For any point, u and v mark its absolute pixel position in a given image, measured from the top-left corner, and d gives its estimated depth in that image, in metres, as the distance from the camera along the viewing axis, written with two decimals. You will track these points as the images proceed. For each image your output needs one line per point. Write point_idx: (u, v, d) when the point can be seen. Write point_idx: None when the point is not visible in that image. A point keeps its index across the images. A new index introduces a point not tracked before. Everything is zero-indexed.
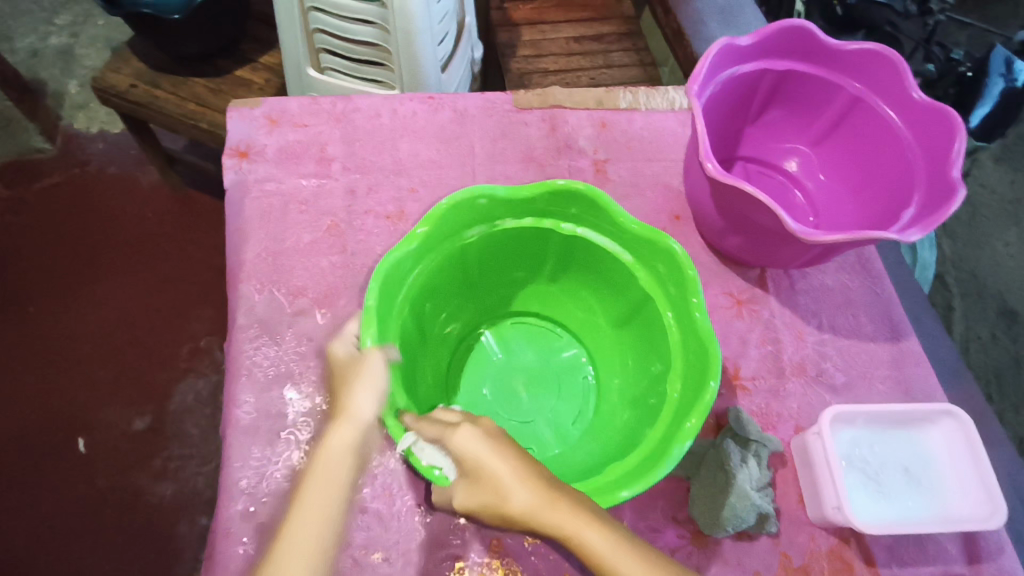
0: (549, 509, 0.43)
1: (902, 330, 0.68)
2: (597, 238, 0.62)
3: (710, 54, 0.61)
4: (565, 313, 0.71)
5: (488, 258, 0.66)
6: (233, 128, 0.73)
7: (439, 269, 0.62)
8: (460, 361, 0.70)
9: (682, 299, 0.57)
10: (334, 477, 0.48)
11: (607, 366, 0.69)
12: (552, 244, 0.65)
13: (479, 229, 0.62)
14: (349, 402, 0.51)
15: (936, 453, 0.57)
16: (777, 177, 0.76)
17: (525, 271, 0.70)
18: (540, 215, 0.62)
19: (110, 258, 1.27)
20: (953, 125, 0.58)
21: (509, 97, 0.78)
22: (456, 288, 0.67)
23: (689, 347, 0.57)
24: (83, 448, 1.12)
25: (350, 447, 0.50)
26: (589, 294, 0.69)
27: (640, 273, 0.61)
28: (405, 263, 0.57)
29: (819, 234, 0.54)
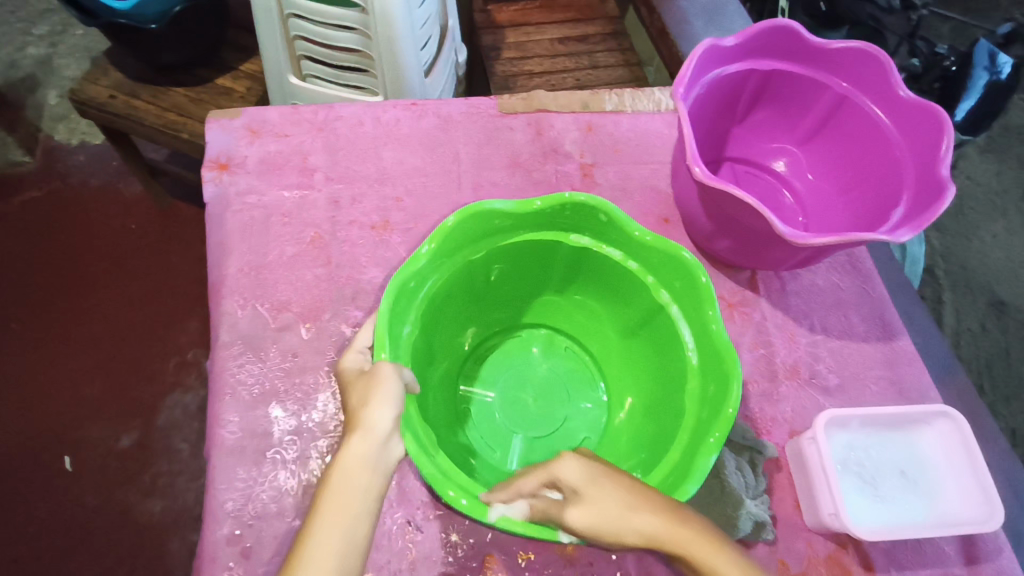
0: (678, 532, 0.41)
1: (894, 329, 0.67)
2: (681, 322, 0.59)
3: (696, 55, 0.60)
4: (611, 370, 0.69)
5: (579, 270, 0.66)
6: (211, 140, 0.71)
7: (522, 251, 0.64)
8: (500, 340, 0.72)
9: (710, 415, 0.52)
10: (352, 501, 0.44)
11: (618, 379, 0.68)
12: (640, 299, 0.63)
13: (584, 239, 0.62)
14: (361, 414, 0.47)
15: (932, 455, 0.57)
16: (766, 177, 0.75)
17: (605, 308, 0.68)
18: (647, 268, 0.61)
19: (93, 272, 1.25)
20: (940, 123, 0.57)
21: (493, 101, 0.77)
22: (536, 278, 0.68)
23: (684, 457, 0.52)
24: (69, 465, 1.10)
25: (364, 465, 0.45)
26: (642, 368, 0.66)
27: (694, 374, 0.57)
28: (501, 219, 0.59)
29: (809, 236, 0.53)
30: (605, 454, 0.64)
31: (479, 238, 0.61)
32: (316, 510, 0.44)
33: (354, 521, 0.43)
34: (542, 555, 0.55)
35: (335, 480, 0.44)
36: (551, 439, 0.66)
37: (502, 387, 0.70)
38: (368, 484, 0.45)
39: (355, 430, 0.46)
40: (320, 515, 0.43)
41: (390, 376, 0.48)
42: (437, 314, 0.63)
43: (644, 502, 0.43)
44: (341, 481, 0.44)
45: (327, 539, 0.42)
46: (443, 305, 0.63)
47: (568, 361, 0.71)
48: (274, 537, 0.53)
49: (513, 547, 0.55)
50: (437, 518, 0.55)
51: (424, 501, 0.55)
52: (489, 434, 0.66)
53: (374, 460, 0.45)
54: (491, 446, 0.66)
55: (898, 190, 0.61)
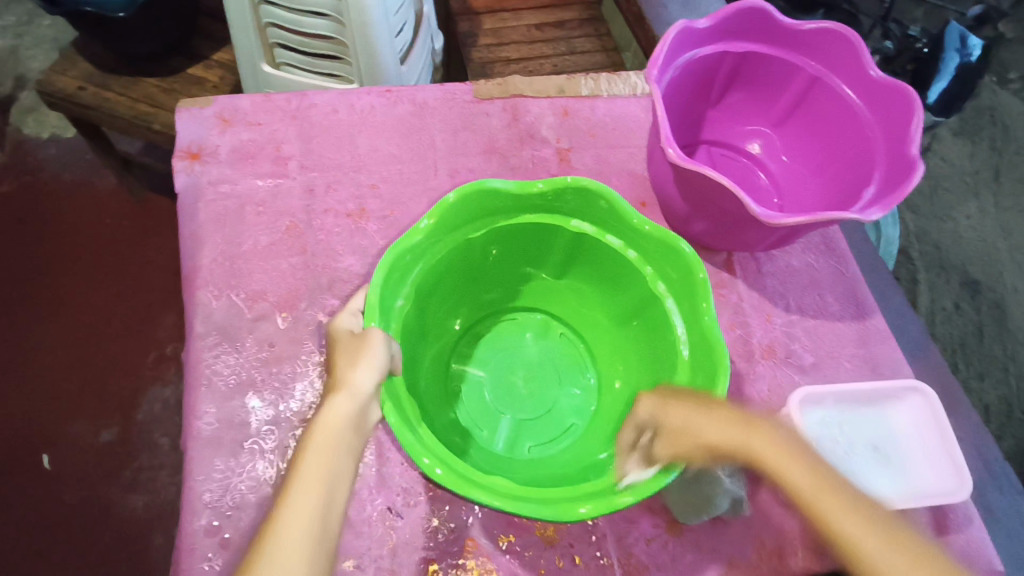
0: (754, 442, 0.49)
1: (867, 308, 0.69)
2: (676, 315, 0.59)
3: (669, 37, 0.60)
4: (604, 357, 0.70)
5: (578, 256, 0.66)
6: (182, 129, 0.70)
7: (520, 232, 0.64)
8: (495, 322, 0.72)
9: (700, 401, 0.53)
10: (333, 457, 0.45)
11: (607, 366, 0.69)
12: (633, 286, 0.64)
13: (585, 226, 0.62)
14: (344, 375, 0.48)
15: (905, 431, 0.58)
16: (740, 159, 0.75)
17: (601, 296, 0.68)
18: (646, 258, 0.61)
19: (68, 267, 1.23)
20: (911, 104, 0.58)
21: (468, 87, 0.76)
22: (534, 260, 0.68)
23: (671, 443, 0.52)
24: (48, 463, 1.08)
25: (346, 424, 0.47)
26: (633, 357, 0.66)
27: (684, 365, 0.57)
28: (503, 199, 0.59)
29: (781, 216, 0.54)
30: (592, 437, 0.65)
31: (478, 218, 0.61)
32: (298, 464, 0.45)
33: (334, 475, 0.44)
34: (523, 538, 0.55)
35: (319, 437, 0.46)
36: (540, 422, 0.67)
37: (493, 365, 0.70)
38: (348, 442, 0.46)
39: (338, 390, 0.48)
40: (301, 469, 0.44)
41: (377, 342, 0.49)
42: (430, 293, 0.63)
43: (722, 424, 0.50)
44: (324, 436, 0.46)
45: (310, 490, 0.43)
46: (434, 288, 0.63)
47: (560, 345, 0.71)
48: (253, 528, 0.53)
49: (494, 531, 0.55)
50: (417, 504, 0.55)
51: (406, 488, 0.56)
52: (480, 415, 0.67)
53: (353, 420, 0.47)
54: (479, 425, 0.66)
55: (871, 169, 0.62)
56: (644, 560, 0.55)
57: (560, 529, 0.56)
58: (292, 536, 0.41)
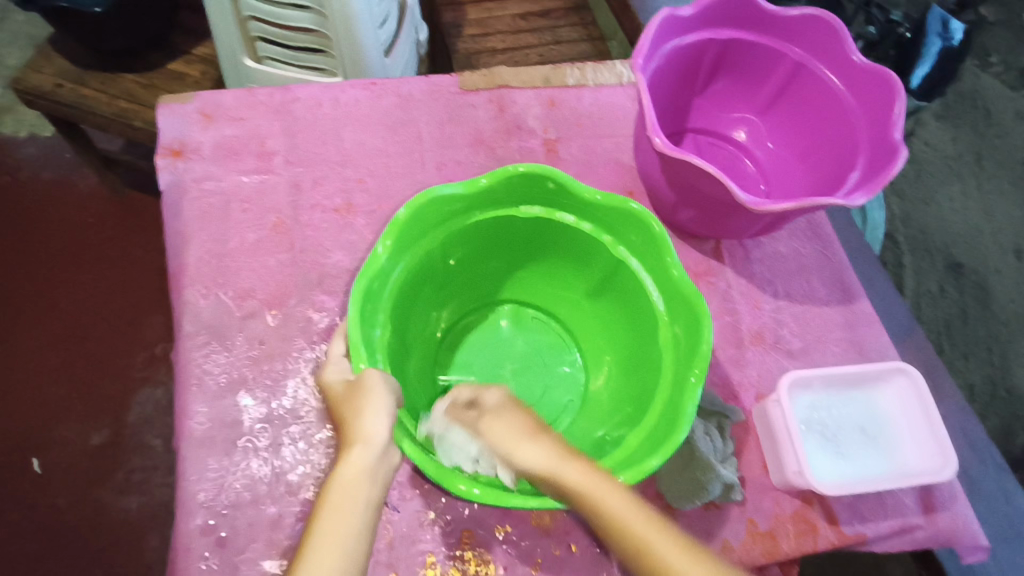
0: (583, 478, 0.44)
1: (853, 292, 0.69)
2: (644, 274, 0.61)
3: (653, 25, 0.60)
4: (586, 334, 0.70)
5: (539, 241, 0.67)
6: (164, 126, 0.69)
7: (491, 226, 0.64)
8: (472, 322, 0.72)
9: (687, 354, 0.55)
10: (353, 515, 0.43)
11: (596, 348, 0.69)
12: (601, 261, 0.65)
13: (536, 209, 0.63)
14: (353, 429, 0.47)
15: (889, 408, 0.59)
16: (726, 147, 0.75)
17: (570, 273, 0.69)
18: (603, 227, 0.62)
19: (50, 269, 1.21)
20: (892, 85, 0.59)
21: (454, 79, 0.76)
22: (498, 253, 0.68)
23: (670, 399, 0.54)
24: (38, 467, 1.07)
25: (359, 479, 0.45)
26: (617, 331, 0.67)
27: (664, 322, 0.59)
28: (453, 202, 0.59)
29: (768, 203, 0.54)
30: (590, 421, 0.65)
31: (448, 217, 0.61)
32: (316, 525, 0.44)
33: (354, 533, 0.43)
34: (519, 528, 0.55)
35: (334, 494, 0.44)
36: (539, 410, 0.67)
37: (481, 365, 0.70)
38: (367, 496, 0.45)
39: (354, 442, 0.46)
40: (318, 532, 0.43)
41: (381, 384, 0.48)
42: (411, 296, 0.63)
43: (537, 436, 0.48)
44: (338, 494, 0.44)
45: (328, 551, 0.42)
46: (414, 290, 0.63)
47: (545, 333, 0.72)
48: (249, 526, 0.53)
49: (490, 521, 0.55)
50: (412, 498, 0.55)
51: (400, 482, 0.56)
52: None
53: (367, 474, 0.45)
54: None
55: (855, 152, 0.62)
56: None
57: (556, 519, 0.56)
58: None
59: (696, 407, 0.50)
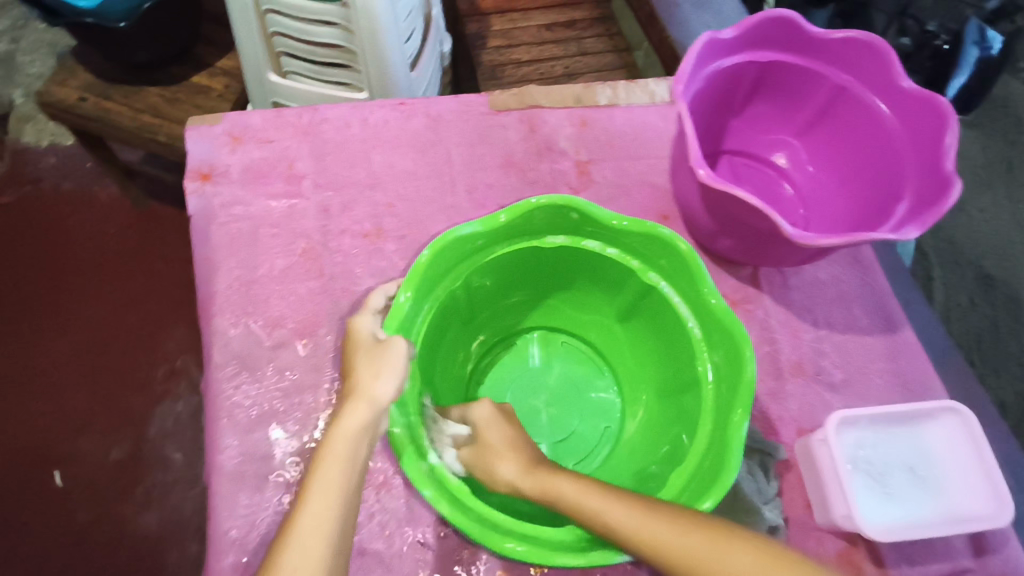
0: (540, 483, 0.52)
1: (896, 321, 0.67)
2: (676, 300, 0.59)
3: (695, 49, 0.58)
4: (617, 357, 0.69)
5: (566, 268, 0.65)
6: (192, 149, 0.68)
7: (521, 259, 0.63)
8: (501, 351, 0.71)
9: (731, 387, 0.54)
10: (347, 467, 0.46)
11: (628, 376, 0.69)
12: (633, 291, 0.64)
13: (562, 238, 0.61)
14: (364, 382, 0.49)
15: (938, 448, 0.57)
16: (764, 169, 0.74)
17: (598, 296, 0.68)
18: (630, 253, 0.61)
19: (72, 280, 1.21)
20: (942, 113, 0.56)
21: (484, 98, 0.74)
22: (524, 282, 0.67)
23: (716, 436, 0.53)
24: (60, 481, 1.07)
25: (362, 428, 0.48)
26: (649, 356, 0.66)
27: (701, 350, 0.58)
28: (476, 239, 0.58)
29: (816, 237, 0.52)
30: (628, 454, 0.64)
31: (478, 251, 0.60)
32: (313, 471, 0.46)
33: (348, 487, 0.45)
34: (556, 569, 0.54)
35: (330, 449, 0.46)
36: (574, 441, 0.66)
37: (511, 396, 0.69)
38: (359, 453, 0.47)
39: (358, 397, 0.49)
40: (314, 479, 0.45)
41: (401, 349, 0.50)
42: (441, 330, 0.62)
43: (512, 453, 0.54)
44: (338, 444, 0.46)
45: (325, 496, 0.44)
46: (444, 324, 0.62)
47: (575, 361, 0.71)
48: None
49: (526, 562, 0.54)
50: (446, 537, 0.54)
51: (434, 519, 0.55)
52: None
53: (369, 428, 0.48)
54: None
55: (902, 181, 0.60)
56: None
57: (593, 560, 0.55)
58: (309, 542, 0.42)
59: (743, 444, 0.49)
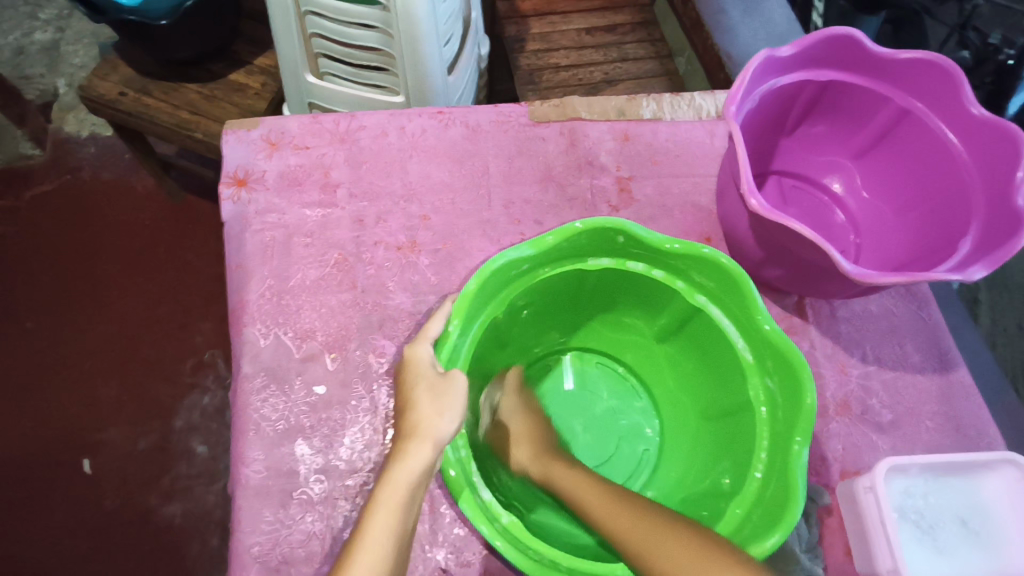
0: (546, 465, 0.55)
1: (951, 361, 0.64)
2: (725, 323, 0.57)
3: (751, 68, 0.55)
4: (656, 378, 0.68)
5: (606, 289, 0.63)
6: (229, 154, 0.68)
7: (559, 281, 0.61)
8: (536, 372, 0.69)
9: (788, 416, 0.51)
10: (402, 515, 0.45)
11: (668, 399, 0.67)
12: (675, 312, 0.61)
13: (605, 260, 0.59)
14: (427, 422, 0.48)
15: (996, 501, 0.53)
16: (816, 194, 0.71)
17: (638, 317, 0.66)
18: (676, 275, 0.58)
19: (108, 269, 1.23)
20: (1016, 139, 0.52)
21: (524, 109, 0.72)
22: (564, 303, 0.65)
23: (774, 468, 0.51)
24: (89, 468, 1.09)
25: (423, 471, 0.47)
26: (693, 380, 0.64)
27: (753, 377, 0.55)
28: (522, 263, 0.56)
29: (875, 275, 0.49)
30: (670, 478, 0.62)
31: (516, 275, 0.58)
32: (368, 514, 0.45)
33: (400, 537, 0.45)
34: None
35: (385, 495, 0.45)
36: (612, 463, 0.64)
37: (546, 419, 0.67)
38: (413, 500, 0.46)
39: (420, 438, 0.48)
40: (370, 524, 0.44)
41: (464, 390, 0.49)
42: (481, 354, 0.61)
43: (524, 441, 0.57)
44: (397, 487, 0.46)
45: (381, 543, 0.43)
46: (483, 347, 0.60)
47: (611, 381, 0.69)
48: None
49: None
50: (471, 565, 0.53)
51: (459, 546, 0.53)
52: None
53: (428, 470, 0.47)
54: None
55: (970, 211, 0.56)
56: None
57: None
58: None
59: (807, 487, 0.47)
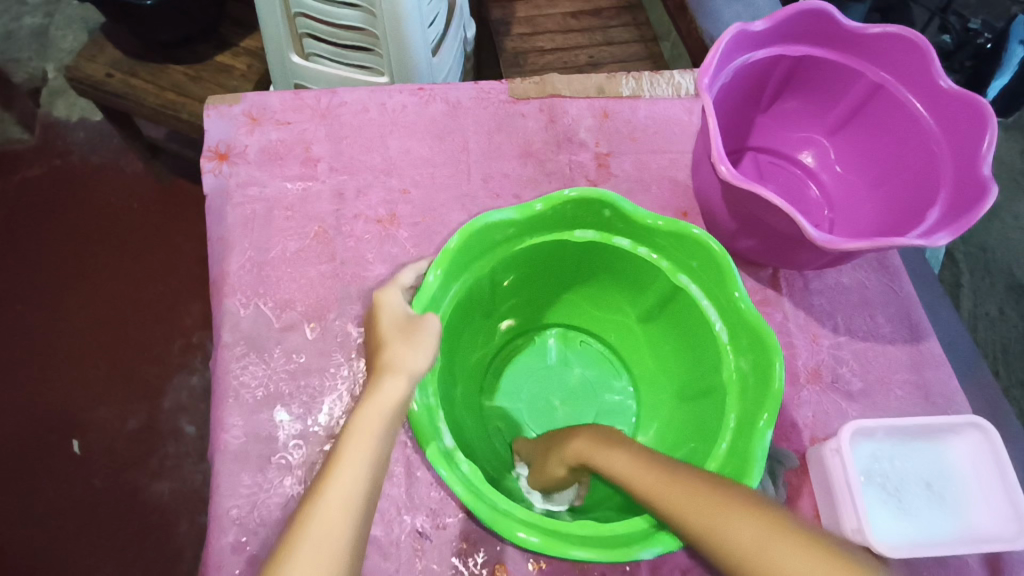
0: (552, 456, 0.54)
1: (921, 331, 0.65)
2: (703, 302, 0.58)
3: (723, 41, 0.56)
4: (635, 356, 0.69)
5: (590, 264, 0.64)
6: (211, 129, 0.68)
7: (542, 252, 0.62)
8: (520, 344, 0.71)
9: (758, 392, 0.52)
10: (377, 441, 0.44)
11: (645, 377, 0.68)
12: (657, 288, 0.62)
13: (591, 234, 0.60)
14: (401, 357, 0.49)
15: (959, 464, 0.55)
16: (791, 169, 0.72)
17: (621, 294, 0.67)
18: (659, 252, 0.59)
19: (96, 252, 1.23)
20: (982, 112, 0.54)
21: (504, 86, 0.73)
22: (547, 276, 0.66)
23: (740, 443, 0.52)
24: (77, 448, 1.10)
25: (399, 402, 0.47)
26: (669, 360, 0.65)
27: (727, 354, 0.56)
28: (508, 227, 0.57)
29: (841, 241, 0.50)
30: None
31: (499, 242, 0.59)
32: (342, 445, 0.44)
33: (377, 464, 0.43)
34: (554, 565, 0.54)
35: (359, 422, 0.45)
36: None
37: (525, 393, 0.69)
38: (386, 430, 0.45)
39: (393, 371, 0.48)
40: (348, 449, 0.43)
41: (435, 328, 0.51)
42: (461, 321, 0.62)
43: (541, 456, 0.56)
44: (375, 413, 0.45)
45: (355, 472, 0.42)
46: (464, 314, 0.61)
47: (592, 357, 0.71)
48: (281, 545, 0.52)
49: (524, 556, 0.54)
50: (446, 527, 0.54)
51: (435, 510, 0.54)
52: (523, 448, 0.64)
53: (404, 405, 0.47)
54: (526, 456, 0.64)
55: (936, 184, 0.58)
56: None
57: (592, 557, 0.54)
58: (331, 518, 0.40)
59: (767, 452, 0.49)
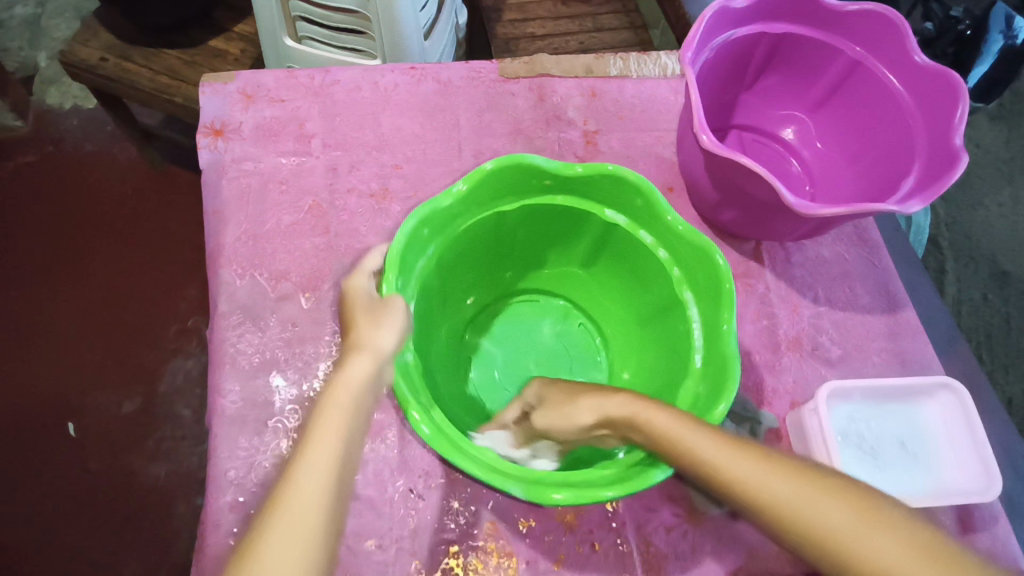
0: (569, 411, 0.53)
1: (898, 301, 0.67)
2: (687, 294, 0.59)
3: (705, 17, 0.58)
4: (618, 338, 0.70)
5: (586, 235, 0.66)
6: (205, 105, 0.69)
7: (541, 215, 0.64)
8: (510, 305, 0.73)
9: (714, 379, 0.52)
10: (347, 424, 0.44)
11: (623, 358, 0.69)
12: (648, 270, 0.63)
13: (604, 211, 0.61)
14: (365, 336, 0.49)
15: (932, 424, 0.57)
16: (772, 145, 0.74)
17: (614, 271, 0.69)
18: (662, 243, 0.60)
19: (91, 238, 1.24)
20: (957, 90, 0.55)
21: (494, 66, 0.75)
22: (543, 241, 0.68)
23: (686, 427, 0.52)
24: (73, 431, 1.11)
25: (367, 380, 0.47)
26: (649, 343, 0.67)
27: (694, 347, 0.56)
28: (515, 179, 0.59)
29: (818, 207, 0.52)
30: None
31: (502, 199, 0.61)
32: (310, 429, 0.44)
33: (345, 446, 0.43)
34: (543, 523, 0.56)
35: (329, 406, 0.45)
36: None
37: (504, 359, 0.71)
38: (358, 414, 0.45)
39: (360, 350, 0.48)
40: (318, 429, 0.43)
41: (400, 308, 0.51)
42: (451, 270, 0.64)
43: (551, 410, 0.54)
44: (342, 395, 0.45)
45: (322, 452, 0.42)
46: (454, 266, 0.64)
47: (577, 331, 0.73)
48: None
49: (514, 515, 0.56)
50: (438, 487, 0.56)
51: (427, 470, 0.56)
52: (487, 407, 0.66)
53: (373, 382, 0.47)
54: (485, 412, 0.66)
55: (911, 158, 0.60)
56: (664, 547, 0.56)
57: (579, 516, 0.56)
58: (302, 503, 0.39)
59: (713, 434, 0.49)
